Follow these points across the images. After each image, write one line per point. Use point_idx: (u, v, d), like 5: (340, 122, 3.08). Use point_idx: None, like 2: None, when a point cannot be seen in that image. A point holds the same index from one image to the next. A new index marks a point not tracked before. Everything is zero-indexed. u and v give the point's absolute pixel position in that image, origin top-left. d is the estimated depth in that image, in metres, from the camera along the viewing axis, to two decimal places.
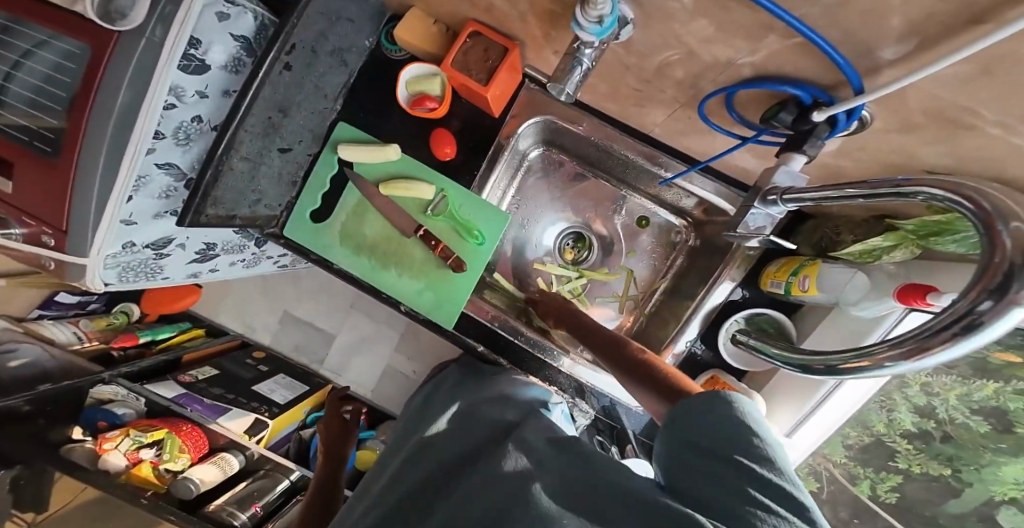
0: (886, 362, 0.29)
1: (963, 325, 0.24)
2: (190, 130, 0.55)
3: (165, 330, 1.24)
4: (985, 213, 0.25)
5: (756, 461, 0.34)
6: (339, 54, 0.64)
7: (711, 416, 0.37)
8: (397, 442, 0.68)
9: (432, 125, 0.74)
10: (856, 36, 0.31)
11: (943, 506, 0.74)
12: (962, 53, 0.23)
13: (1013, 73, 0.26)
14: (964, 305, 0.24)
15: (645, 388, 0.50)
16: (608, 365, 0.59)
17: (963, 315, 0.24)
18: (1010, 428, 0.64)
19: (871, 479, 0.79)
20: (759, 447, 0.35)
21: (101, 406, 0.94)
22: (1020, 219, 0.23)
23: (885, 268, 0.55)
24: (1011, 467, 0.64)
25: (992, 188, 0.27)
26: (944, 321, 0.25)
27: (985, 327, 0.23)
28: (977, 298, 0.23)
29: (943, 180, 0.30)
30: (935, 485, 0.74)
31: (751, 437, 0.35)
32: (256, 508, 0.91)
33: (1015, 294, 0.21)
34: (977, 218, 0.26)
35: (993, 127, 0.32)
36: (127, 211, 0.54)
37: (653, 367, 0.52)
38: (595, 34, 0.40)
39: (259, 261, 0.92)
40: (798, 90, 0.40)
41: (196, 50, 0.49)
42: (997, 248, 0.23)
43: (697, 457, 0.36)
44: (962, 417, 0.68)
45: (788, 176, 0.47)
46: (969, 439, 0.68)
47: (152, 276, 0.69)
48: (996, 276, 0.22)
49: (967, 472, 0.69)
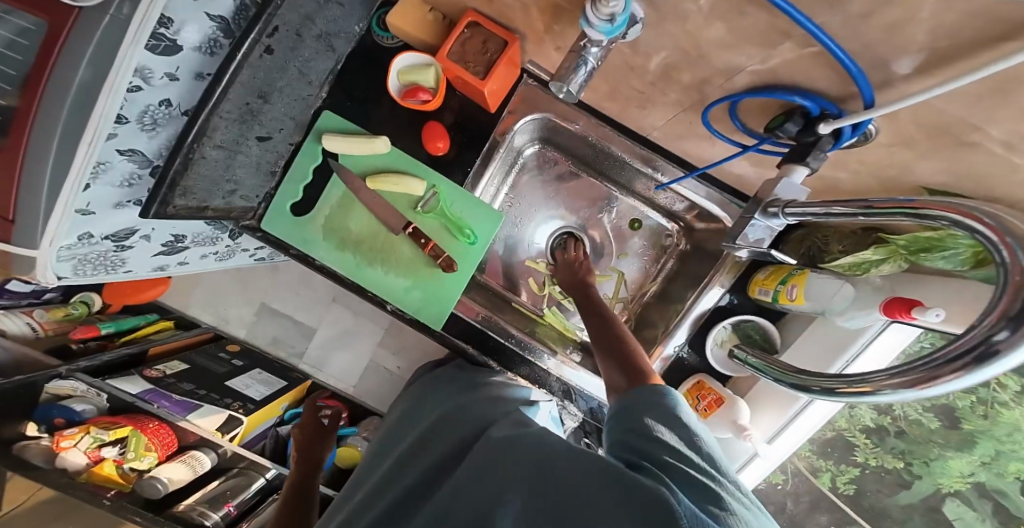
0: (887, 390, 0.27)
1: (974, 357, 0.21)
2: (157, 115, 0.50)
3: (129, 322, 1.17)
4: (1000, 237, 0.22)
5: (689, 447, 0.38)
6: (326, 39, 0.59)
7: (651, 407, 0.43)
8: (399, 440, 0.64)
9: (423, 118, 0.71)
10: (874, 49, 0.30)
11: (893, 497, 0.76)
12: (971, 77, 0.23)
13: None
14: (977, 333, 0.22)
15: (621, 375, 0.52)
16: (599, 350, 0.59)
17: (975, 344, 0.21)
18: (958, 424, 0.65)
19: (831, 472, 0.80)
20: (687, 435, 0.39)
21: (58, 402, 0.86)
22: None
23: (871, 280, 0.53)
24: (956, 460, 0.67)
25: (1004, 210, 0.24)
26: (955, 351, 0.23)
27: (999, 359, 0.20)
28: (992, 326, 0.21)
29: (954, 203, 0.27)
30: (886, 477, 0.76)
31: (682, 426, 0.40)
32: (229, 507, 0.86)
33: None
34: (993, 245, 0.23)
35: (996, 146, 0.31)
36: (83, 201, 0.49)
37: (636, 361, 0.53)
38: (605, 33, 0.38)
39: (233, 254, 0.87)
40: (807, 100, 0.39)
41: (167, 29, 0.44)
42: (1015, 274, 0.20)
43: (635, 438, 0.40)
44: (914, 413, 0.68)
45: (788, 187, 0.46)
46: (919, 435, 0.69)
47: (113, 269, 0.64)
48: (1014, 303, 0.20)
49: (918, 465, 0.72)
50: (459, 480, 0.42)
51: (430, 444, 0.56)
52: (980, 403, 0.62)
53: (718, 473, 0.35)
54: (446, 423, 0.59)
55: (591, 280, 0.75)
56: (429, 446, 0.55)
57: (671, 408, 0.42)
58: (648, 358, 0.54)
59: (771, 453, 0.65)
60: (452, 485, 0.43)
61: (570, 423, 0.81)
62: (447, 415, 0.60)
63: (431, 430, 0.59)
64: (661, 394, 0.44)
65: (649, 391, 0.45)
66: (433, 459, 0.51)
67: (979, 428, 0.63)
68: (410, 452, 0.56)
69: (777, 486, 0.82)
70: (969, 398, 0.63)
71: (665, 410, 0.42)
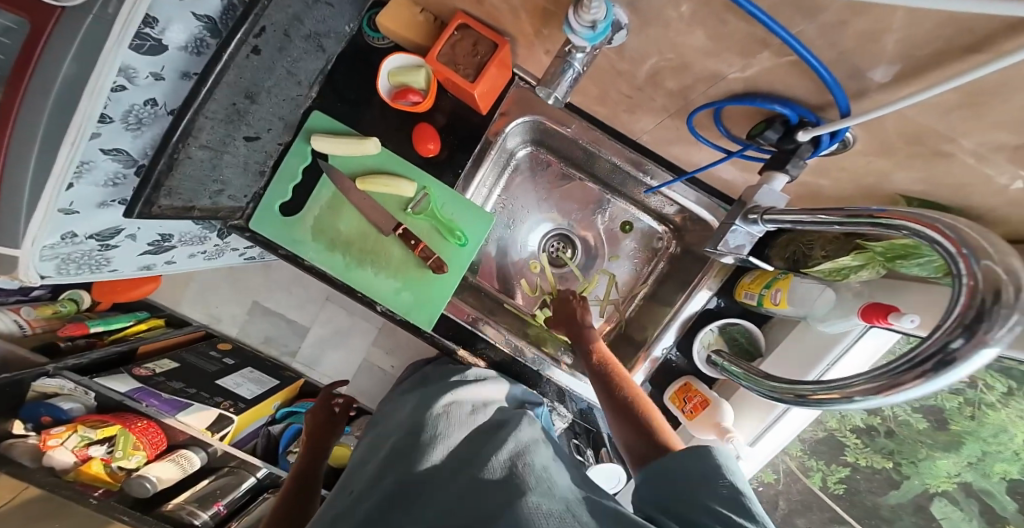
0: (857, 396, 0.26)
1: (933, 364, 0.21)
2: (142, 114, 0.50)
3: (120, 321, 1.15)
4: (957, 249, 0.22)
5: (732, 506, 0.42)
6: (315, 39, 0.59)
7: (696, 467, 0.45)
8: (389, 434, 0.63)
9: (413, 119, 0.71)
10: (848, 57, 0.30)
11: (884, 496, 0.76)
12: (943, 86, 0.23)
13: (995, 103, 0.25)
14: (936, 341, 0.22)
15: (642, 444, 0.53)
16: (612, 416, 0.58)
17: (933, 352, 0.21)
18: (946, 425, 0.65)
19: (823, 471, 0.80)
20: (733, 495, 0.42)
21: (45, 400, 0.85)
22: (990, 256, 0.20)
23: (851, 286, 0.53)
24: (944, 461, 0.67)
25: (963, 220, 0.24)
26: (914, 357, 0.23)
27: (955, 367, 0.21)
28: (948, 334, 0.21)
29: (920, 213, 0.26)
30: (877, 477, 0.75)
31: (729, 487, 0.43)
32: (218, 507, 0.85)
33: (983, 334, 0.19)
34: (950, 257, 0.23)
35: (968, 156, 0.32)
36: (66, 200, 0.49)
37: (655, 433, 0.54)
38: (588, 39, 0.38)
39: (222, 253, 0.86)
40: (786, 108, 0.39)
41: (152, 30, 0.44)
42: (968, 288, 0.21)
43: (677, 496, 0.44)
44: (903, 414, 0.68)
45: (770, 195, 0.46)
46: (908, 435, 0.69)
47: (97, 268, 0.64)
48: (969, 311, 0.20)
49: (907, 466, 0.71)
50: (466, 483, 0.44)
51: (417, 444, 0.54)
52: (968, 404, 0.61)
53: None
54: (436, 420, 0.58)
55: (586, 323, 0.71)
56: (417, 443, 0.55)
57: (716, 467, 0.45)
58: (665, 426, 0.55)
59: (754, 455, 0.66)
60: (455, 493, 0.43)
61: (559, 424, 0.79)
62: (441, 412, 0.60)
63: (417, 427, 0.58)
64: (703, 455, 0.46)
65: (688, 452, 0.47)
66: (409, 468, 0.50)
67: (966, 429, 0.63)
68: (400, 449, 0.55)
69: (772, 486, 0.84)
70: (957, 400, 0.62)
71: (711, 472, 0.44)
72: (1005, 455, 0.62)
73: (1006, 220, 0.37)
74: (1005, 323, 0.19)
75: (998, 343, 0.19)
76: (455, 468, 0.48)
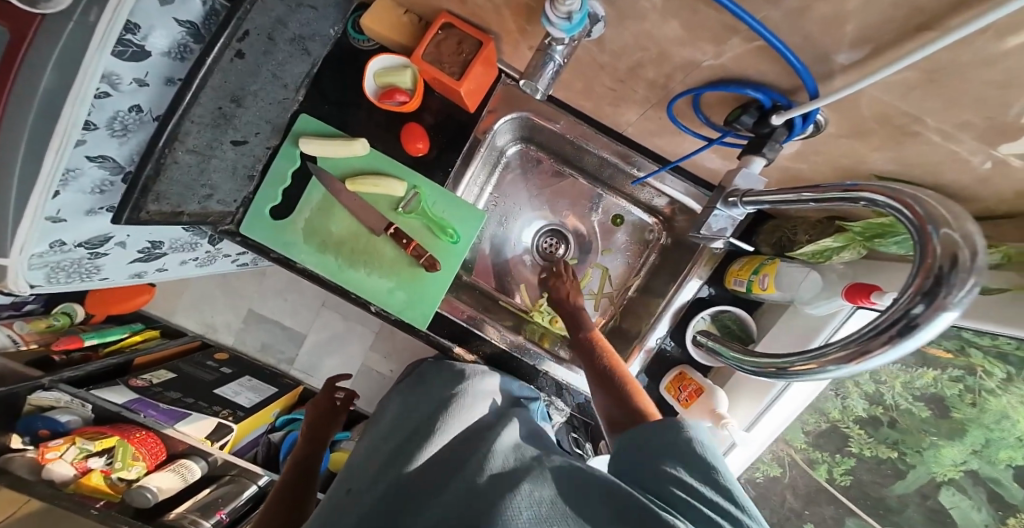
0: (832, 366, 0.26)
1: (898, 329, 0.22)
2: (127, 121, 0.50)
3: (113, 333, 1.14)
4: (917, 220, 0.23)
5: (699, 476, 0.39)
6: (300, 42, 0.59)
7: (666, 439, 0.42)
8: (385, 438, 0.60)
9: (401, 120, 0.71)
10: (813, 41, 0.30)
11: (890, 487, 0.73)
12: (898, 65, 0.23)
13: (950, 80, 0.26)
14: (898, 307, 0.22)
15: (613, 408, 0.55)
16: (594, 384, 0.60)
17: (897, 318, 0.22)
18: (948, 413, 0.62)
19: (828, 462, 0.77)
20: (701, 466, 0.40)
21: (41, 414, 0.84)
22: (949, 225, 0.21)
23: (834, 267, 0.54)
24: (950, 449, 0.64)
25: (925, 192, 0.24)
26: (881, 324, 0.23)
27: (919, 331, 0.21)
28: (909, 301, 0.21)
29: (887, 186, 0.26)
30: (883, 467, 0.72)
31: (700, 458, 0.40)
32: (221, 515, 0.83)
33: (943, 299, 0.20)
34: (910, 226, 0.23)
35: (933, 134, 0.33)
36: (53, 207, 0.49)
37: (633, 402, 0.54)
38: (566, 31, 0.39)
39: (214, 259, 0.87)
40: (758, 92, 0.40)
41: (134, 35, 0.44)
42: (925, 255, 0.21)
43: (652, 468, 0.42)
44: (905, 403, 0.66)
45: (748, 178, 0.46)
46: (911, 424, 0.66)
47: (88, 277, 0.64)
48: (926, 279, 0.21)
49: (913, 454, 0.68)
50: (465, 477, 0.43)
51: (407, 448, 0.54)
52: (968, 391, 0.59)
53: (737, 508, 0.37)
54: (430, 424, 0.57)
55: (576, 303, 0.73)
56: (416, 442, 0.54)
57: (688, 439, 0.42)
58: (644, 395, 0.55)
59: (750, 441, 0.66)
60: (448, 496, 0.41)
61: (557, 418, 0.78)
62: (437, 416, 0.59)
63: (410, 436, 0.57)
64: (674, 424, 0.43)
65: (665, 422, 0.44)
66: (402, 470, 0.49)
67: (968, 416, 0.60)
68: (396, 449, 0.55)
69: (777, 479, 0.83)
70: (957, 387, 0.60)
71: (682, 441, 0.42)
72: (1008, 441, 0.58)
73: (976, 197, 0.38)
74: (963, 286, 0.19)
75: (956, 305, 0.20)
76: (450, 467, 0.47)
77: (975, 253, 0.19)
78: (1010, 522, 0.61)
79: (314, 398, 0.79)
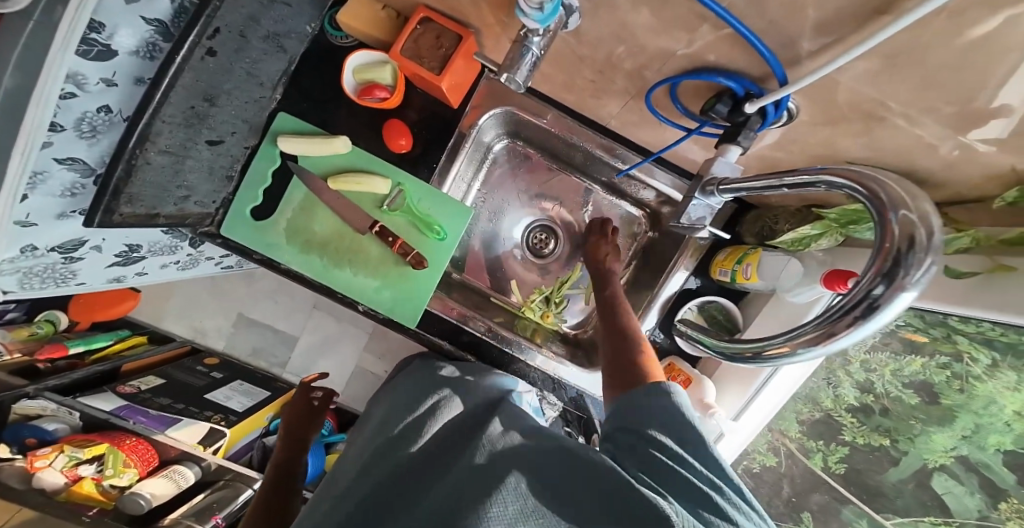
0: (801, 348, 0.26)
1: (861, 311, 0.22)
2: (96, 122, 0.49)
3: (99, 340, 1.13)
4: (878, 204, 0.23)
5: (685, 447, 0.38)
6: (275, 39, 0.58)
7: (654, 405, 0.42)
8: (369, 442, 0.58)
9: (384, 117, 0.70)
10: (779, 27, 0.30)
11: (884, 474, 0.72)
12: (858, 49, 0.23)
13: (911, 62, 0.26)
14: (860, 290, 0.22)
15: (621, 363, 0.52)
16: (605, 341, 0.58)
17: (859, 300, 0.22)
18: (936, 399, 0.62)
19: (822, 451, 0.78)
20: (686, 435, 0.39)
21: (27, 422, 0.83)
22: (906, 207, 0.21)
23: (813, 255, 0.54)
24: (940, 436, 0.63)
25: (885, 174, 0.24)
26: (844, 306, 0.23)
27: (881, 313, 0.21)
28: (870, 283, 0.21)
29: (849, 169, 0.27)
30: (876, 455, 0.72)
31: (685, 428, 0.39)
32: (217, 519, 0.84)
33: (901, 279, 0.20)
34: (869, 209, 0.24)
35: (900, 119, 0.33)
36: (22, 211, 0.49)
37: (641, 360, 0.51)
38: (540, 22, 0.38)
39: (197, 262, 0.85)
40: (731, 81, 0.39)
41: (99, 34, 0.42)
42: (884, 239, 0.21)
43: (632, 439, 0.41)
44: (895, 390, 0.66)
45: (726, 167, 0.46)
46: (900, 411, 0.66)
47: (63, 282, 0.63)
48: (884, 261, 0.21)
49: (904, 441, 0.68)
50: (460, 469, 0.42)
51: (402, 440, 0.53)
52: (955, 377, 0.58)
53: (720, 478, 0.36)
54: (426, 418, 0.56)
55: (611, 271, 0.72)
56: (415, 432, 0.54)
57: (670, 406, 0.41)
58: (654, 358, 0.52)
59: (738, 429, 0.67)
60: (439, 490, 0.40)
61: (550, 412, 0.79)
62: (424, 414, 0.58)
63: (399, 432, 0.55)
64: (659, 389, 0.43)
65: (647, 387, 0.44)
66: (392, 466, 0.47)
67: (957, 403, 0.59)
68: (390, 444, 0.53)
69: (774, 469, 0.85)
70: (944, 374, 0.59)
71: (666, 410, 0.41)
72: (997, 427, 0.57)
73: (947, 182, 0.38)
74: (920, 266, 0.20)
75: (914, 287, 0.20)
76: (439, 469, 0.46)
77: (931, 233, 0.20)
78: (1003, 507, 0.59)
79: (291, 400, 0.80)
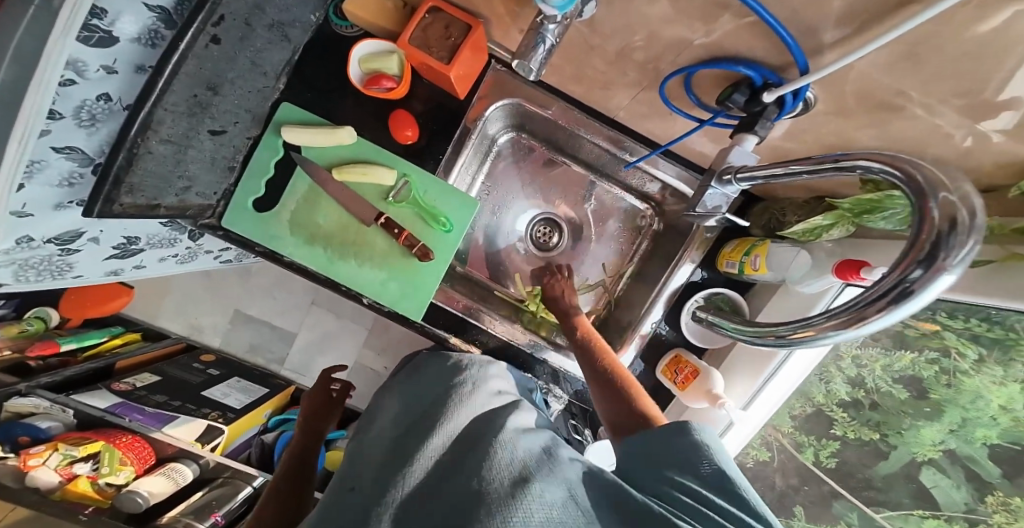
0: (829, 332, 0.27)
1: (893, 296, 0.22)
2: (95, 110, 0.47)
3: (93, 337, 1.10)
4: (915, 188, 0.23)
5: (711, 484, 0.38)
6: (279, 28, 0.57)
7: (672, 444, 0.42)
8: (383, 432, 0.58)
9: (390, 107, 0.70)
10: (801, 16, 0.30)
11: (874, 467, 0.72)
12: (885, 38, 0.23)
13: (932, 52, 0.27)
14: (891, 278, 0.23)
15: (619, 413, 0.53)
16: (596, 390, 0.58)
17: (893, 285, 0.22)
18: (925, 394, 0.63)
19: (813, 445, 0.78)
20: (713, 476, 0.39)
21: (20, 420, 0.81)
22: (947, 189, 0.21)
23: (823, 246, 0.54)
24: (929, 430, 0.64)
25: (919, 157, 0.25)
26: (876, 292, 0.23)
27: (914, 297, 0.21)
28: (904, 269, 0.22)
29: (882, 152, 0.27)
30: (867, 449, 0.72)
31: (710, 468, 0.39)
32: (215, 517, 0.81)
33: (942, 261, 0.20)
34: (905, 192, 0.24)
35: (918, 108, 0.33)
36: (18, 201, 0.47)
37: (637, 406, 0.53)
38: (558, 7, 0.37)
39: (196, 256, 0.84)
40: (749, 69, 0.39)
41: (101, 21, 0.41)
42: (924, 222, 0.22)
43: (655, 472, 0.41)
44: (885, 385, 0.67)
45: (741, 155, 0.46)
46: (891, 406, 0.67)
47: (60, 274, 0.62)
48: (921, 247, 0.21)
49: (893, 436, 0.69)
50: (476, 467, 0.41)
51: (411, 438, 0.52)
52: (944, 372, 0.59)
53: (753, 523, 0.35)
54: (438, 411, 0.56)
55: (573, 309, 0.71)
56: (418, 431, 0.53)
57: (695, 443, 0.42)
58: (650, 402, 0.54)
59: (747, 419, 0.67)
60: (453, 487, 0.39)
61: (556, 406, 0.76)
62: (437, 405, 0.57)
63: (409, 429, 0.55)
64: (684, 427, 0.44)
65: (672, 425, 0.44)
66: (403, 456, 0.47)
67: (945, 397, 0.61)
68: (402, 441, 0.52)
69: (766, 464, 0.84)
70: (932, 368, 0.61)
71: (694, 449, 0.41)
72: (982, 421, 0.58)
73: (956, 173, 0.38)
74: (960, 250, 0.20)
75: (954, 270, 0.20)
76: (454, 459, 0.45)
77: (973, 213, 0.20)
78: (988, 500, 0.60)
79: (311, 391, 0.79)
